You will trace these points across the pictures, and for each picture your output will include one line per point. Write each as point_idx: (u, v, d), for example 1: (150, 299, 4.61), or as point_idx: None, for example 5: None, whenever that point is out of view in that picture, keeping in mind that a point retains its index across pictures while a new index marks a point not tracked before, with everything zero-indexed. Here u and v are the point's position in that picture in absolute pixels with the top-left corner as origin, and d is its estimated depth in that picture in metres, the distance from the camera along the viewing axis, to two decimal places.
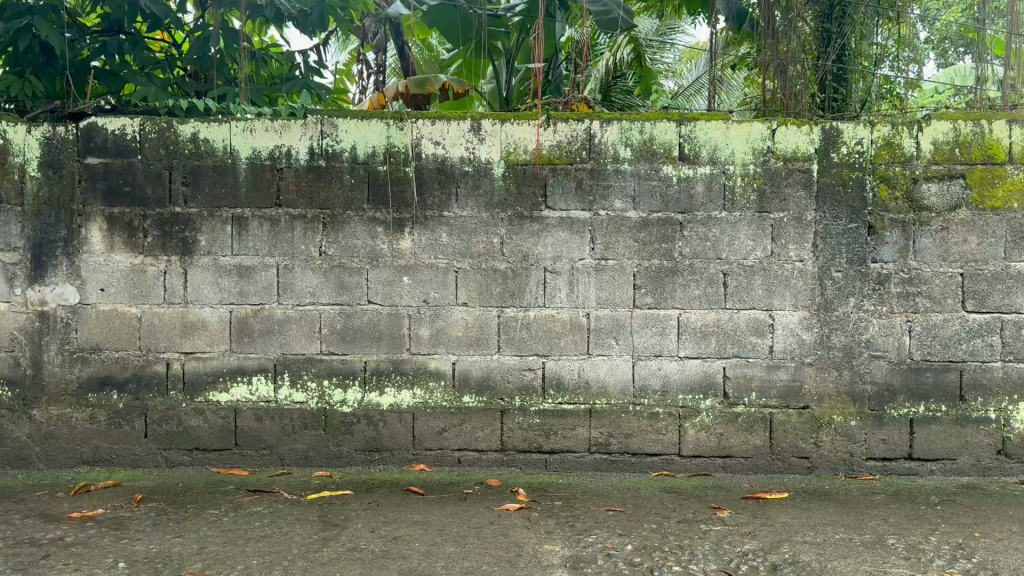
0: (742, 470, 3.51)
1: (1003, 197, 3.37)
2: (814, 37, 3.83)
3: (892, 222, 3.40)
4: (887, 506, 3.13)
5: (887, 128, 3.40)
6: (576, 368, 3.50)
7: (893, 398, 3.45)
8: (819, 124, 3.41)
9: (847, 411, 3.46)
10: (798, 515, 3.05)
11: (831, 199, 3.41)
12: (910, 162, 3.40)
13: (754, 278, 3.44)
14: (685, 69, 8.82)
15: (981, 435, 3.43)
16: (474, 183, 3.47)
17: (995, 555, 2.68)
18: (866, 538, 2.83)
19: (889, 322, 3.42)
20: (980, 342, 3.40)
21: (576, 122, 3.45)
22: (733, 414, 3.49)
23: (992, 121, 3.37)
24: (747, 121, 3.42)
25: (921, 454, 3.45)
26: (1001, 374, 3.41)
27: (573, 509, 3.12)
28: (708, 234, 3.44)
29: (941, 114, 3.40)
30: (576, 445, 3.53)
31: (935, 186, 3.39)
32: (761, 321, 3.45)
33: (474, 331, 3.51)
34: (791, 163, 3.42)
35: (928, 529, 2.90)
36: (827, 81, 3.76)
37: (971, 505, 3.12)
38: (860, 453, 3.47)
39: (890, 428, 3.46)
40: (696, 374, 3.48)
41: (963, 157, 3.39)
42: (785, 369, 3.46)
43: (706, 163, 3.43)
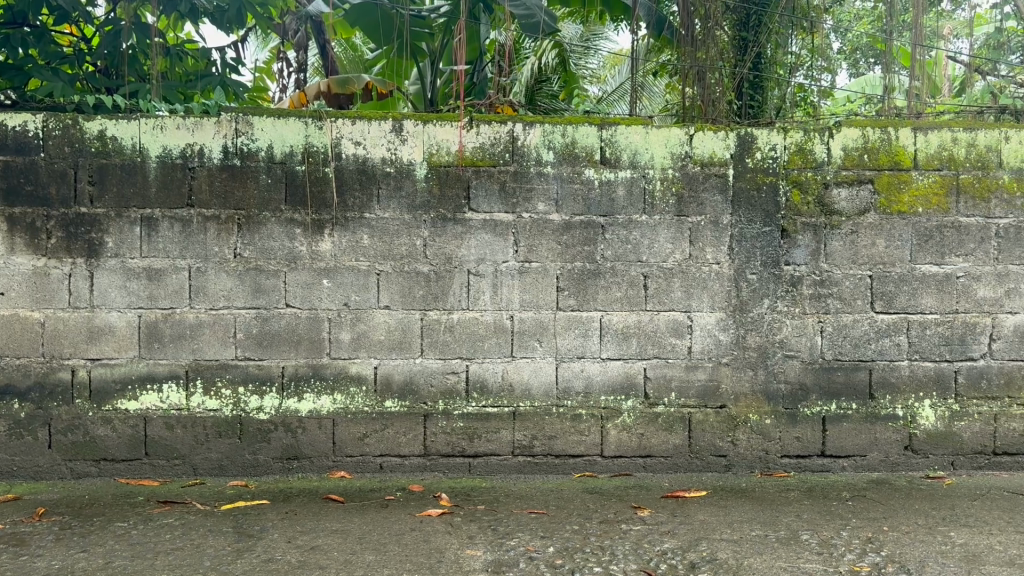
0: (663, 469, 3.55)
1: (909, 201, 3.48)
2: (732, 45, 3.96)
3: (805, 225, 3.49)
4: (801, 502, 3.21)
5: (799, 134, 3.48)
6: (500, 370, 3.48)
7: (805, 396, 3.53)
8: (734, 131, 3.48)
9: (762, 409, 3.54)
10: (716, 513, 3.10)
11: (746, 203, 3.48)
12: (821, 167, 3.50)
13: (673, 280, 3.48)
14: (610, 76, 8.74)
15: (890, 432, 3.54)
16: (396, 184, 3.41)
17: (902, 548, 2.76)
18: (781, 534, 2.90)
19: (802, 322, 3.50)
20: (887, 342, 3.51)
21: (499, 124, 3.43)
22: (654, 414, 3.52)
23: (898, 129, 3.48)
24: (666, 126, 3.46)
25: (833, 451, 3.55)
26: (907, 373, 3.52)
27: (496, 514, 3.09)
28: (630, 237, 3.46)
29: (851, 121, 3.50)
30: (499, 448, 3.51)
31: (845, 191, 3.49)
32: (679, 322, 3.50)
33: (397, 334, 3.45)
34: (708, 168, 3.48)
35: (840, 524, 2.98)
36: (743, 88, 3.91)
37: (880, 500, 3.23)
38: (775, 450, 3.55)
39: (805, 426, 3.54)
40: (618, 375, 3.50)
41: (871, 162, 3.49)
42: (703, 369, 3.52)
43: (627, 167, 3.46)
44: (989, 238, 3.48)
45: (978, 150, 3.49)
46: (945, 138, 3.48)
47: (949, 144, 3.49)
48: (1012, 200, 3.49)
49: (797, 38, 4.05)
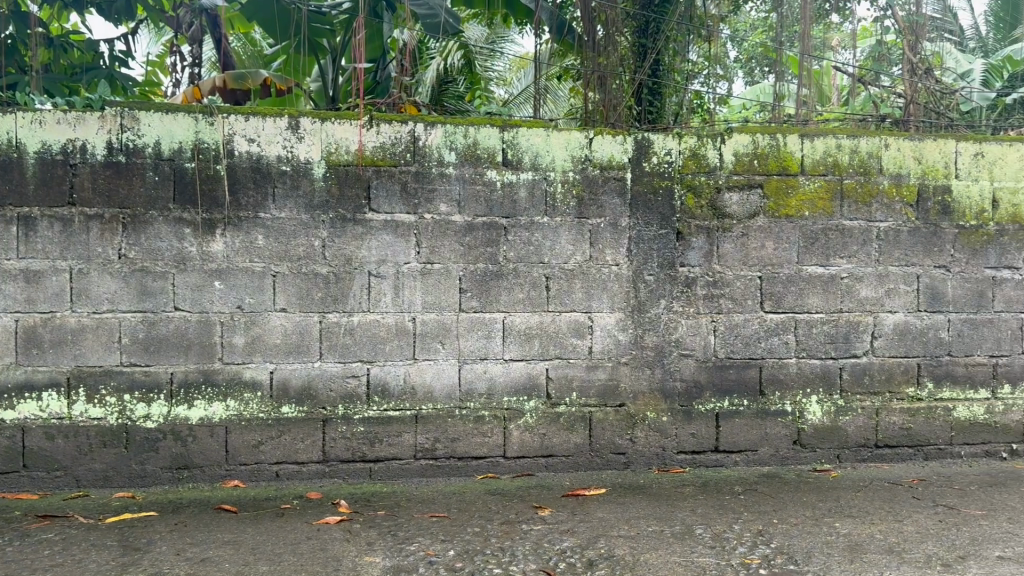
0: (564, 469, 3.58)
1: (796, 205, 3.62)
2: (632, 51, 4.07)
3: (699, 228, 3.59)
4: (696, 497, 3.29)
5: (693, 140, 3.58)
6: (402, 373, 3.44)
7: (700, 394, 3.63)
8: (632, 135, 3.54)
9: (660, 407, 3.61)
10: (614, 510, 3.15)
11: (644, 206, 3.56)
12: (714, 172, 3.60)
13: (574, 281, 3.53)
14: (516, 78, 8.81)
15: (780, 427, 3.66)
16: (292, 183, 3.33)
17: (790, 540, 2.87)
18: (676, 529, 2.97)
19: (696, 322, 3.60)
20: (776, 340, 3.64)
21: (399, 124, 3.40)
22: (556, 414, 3.55)
23: (786, 136, 3.61)
24: (566, 130, 3.50)
25: (726, 446, 3.65)
26: (795, 370, 3.65)
27: (396, 518, 3.05)
28: (532, 239, 3.49)
29: (742, 127, 3.61)
30: (401, 452, 3.46)
31: (736, 195, 3.60)
32: (581, 323, 3.54)
33: (294, 337, 3.37)
34: (607, 172, 3.54)
35: (733, 518, 3.07)
36: (643, 94, 3.96)
37: (770, 493, 3.34)
38: (671, 447, 3.63)
39: (700, 423, 3.64)
40: (520, 376, 3.52)
41: (761, 167, 3.61)
42: (603, 369, 3.57)
43: (529, 169, 3.48)
44: (871, 241, 3.64)
45: (860, 157, 3.64)
46: (830, 144, 3.62)
47: (834, 150, 3.63)
48: (893, 205, 3.65)
49: (697, 46, 4.27)
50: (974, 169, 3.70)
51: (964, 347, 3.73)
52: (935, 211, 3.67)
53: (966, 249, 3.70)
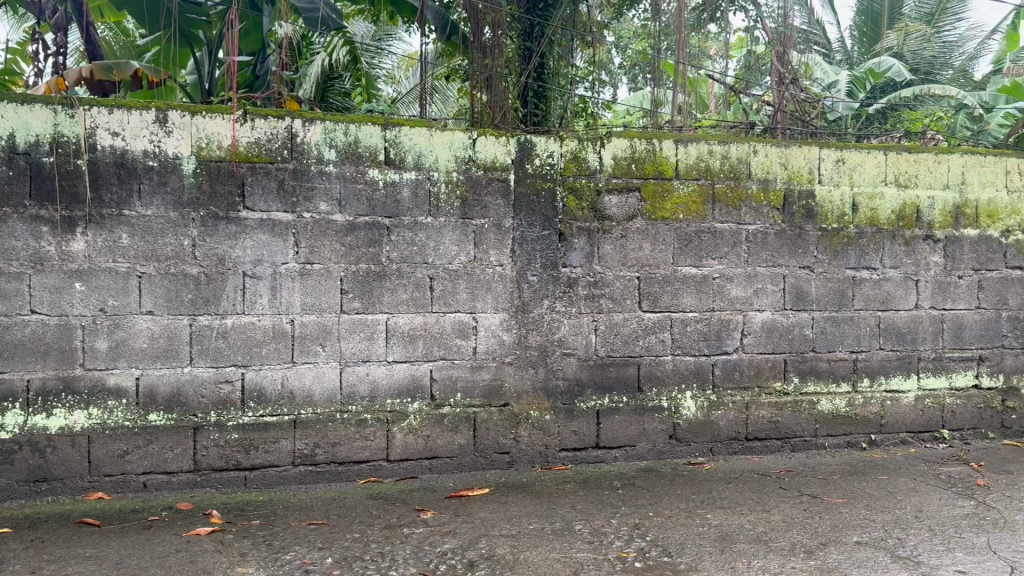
0: (448, 470, 3.56)
1: (671, 208, 3.73)
2: (517, 54, 4.11)
3: (580, 229, 3.64)
4: (576, 493, 3.34)
5: (574, 143, 3.63)
6: (279, 377, 3.35)
7: (581, 392, 3.68)
8: (515, 137, 3.57)
9: (543, 406, 3.65)
10: (496, 509, 3.15)
11: (526, 207, 3.59)
12: (594, 175, 3.66)
13: (458, 282, 3.52)
14: (405, 77, 8.75)
15: (657, 422, 3.77)
16: (160, 179, 3.19)
17: (665, 532, 2.94)
18: (556, 526, 3.00)
19: (578, 321, 3.66)
20: (654, 339, 3.74)
21: (276, 119, 3.30)
22: (439, 416, 3.53)
23: (662, 141, 3.72)
24: (449, 130, 3.50)
25: (606, 442, 3.72)
26: (672, 367, 3.77)
27: (271, 527, 2.97)
28: (415, 239, 3.46)
29: (621, 132, 3.69)
30: (278, 459, 3.36)
31: (616, 197, 3.68)
32: (465, 323, 3.54)
33: (162, 341, 3.23)
34: (491, 173, 3.55)
35: (611, 512, 3.13)
36: (528, 97, 4.05)
37: (648, 487, 3.43)
38: (554, 445, 3.67)
39: (581, 420, 3.69)
40: (403, 378, 3.48)
41: (638, 171, 3.70)
42: (487, 369, 3.58)
43: (412, 169, 3.45)
44: (740, 243, 3.80)
45: (731, 162, 3.79)
46: (702, 150, 3.76)
47: (706, 156, 3.76)
48: (760, 209, 3.82)
49: (583, 51, 4.44)
50: (835, 175, 3.90)
51: (826, 343, 3.93)
52: (799, 215, 3.87)
53: (828, 250, 3.91)
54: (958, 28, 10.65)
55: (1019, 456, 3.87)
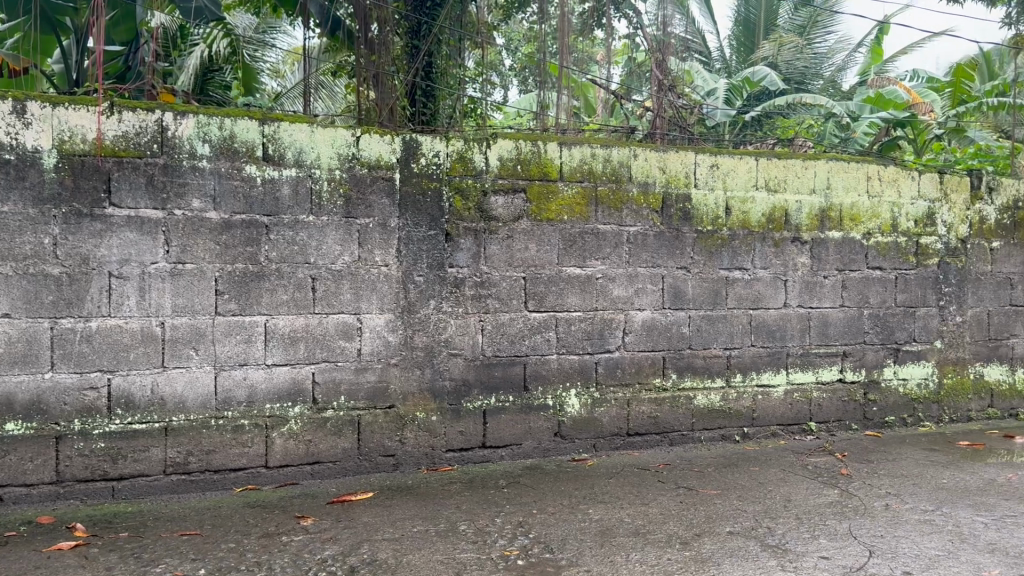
0: (331, 474, 3.49)
1: (556, 209, 3.78)
2: (405, 52, 4.07)
3: (466, 230, 3.64)
4: (462, 493, 3.33)
5: (460, 143, 3.63)
6: (149, 383, 3.20)
7: (468, 392, 3.68)
8: (400, 136, 3.54)
9: (429, 407, 3.63)
10: (379, 513, 3.10)
11: (412, 207, 3.56)
12: (480, 175, 3.67)
13: (342, 282, 3.46)
14: (290, 72, 8.55)
15: (542, 420, 3.81)
16: (18, 174, 3.00)
17: (548, 529, 2.96)
18: (440, 527, 2.97)
19: (464, 321, 3.66)
20: (539, 338, 3.78)
21: (146, 112, 3.16)
22: (322, 419, 3.46)
23: (547, 143, 3.76)
24: (331, 127, 3.44)
25: (492, 442, 3.74)
26: (557, 366, 3.82)
27: (141, 540, 2.83)
28: (296, 238, 3.38)
29: (506, 133, 3.72)
30: (149, 468, 3.21)
31: (502, 198, 3.70)
32: (348, 324, 3.48)
33: (20, 346, 3.03)
34: (375, 171, 3.51)
35: (496, 511, 3.13)
36: (417, 96, 4.01)
37: (532, 485, 3.45)
38: (440, 446, 3.65)
39: (467, 420, 3.69)
40: (283, 382, 3.39)
41: (524, 173, 3.74)
42: (372, 371, 3.53)
43: (292, 166, 3.37)
44: (622, 243, 3.90)
45: (612, 165, 3.88)
46: (586, 153, 3.83)
47: (589, 159, 3.84)
48: (640, 211, 3.92)
49: (472, 52, 4.42)
50: (711, 179, 4.05)
51: (703, 341, 4.08)
52: (676, 217, 3.99)
53: (704, 252, 4.05)
54: (828, 42, 11.21)
55: (878, 446, 4.11)
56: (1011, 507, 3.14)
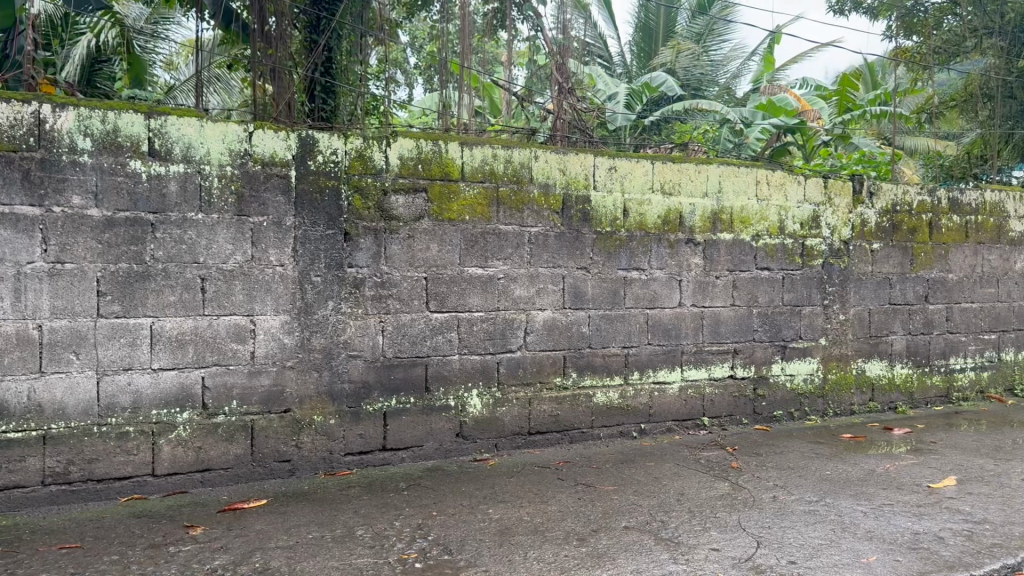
0: (223, 481, 3.38)
1: (457, 209, 3.77)
2: (303, 46, 3.98)
3: (366, 229, 3.59)
4: (360, 497, 3.28)
5: (358, 141, 3.58)
6: (25, 389, 3.04)
7: (368, 394, 3.63)
8: (295, 132, 3.47)
9: (327, 410, 3.56)
10: (273, 520, 3.03)
11: (309, 205, 3.49)
12: (380, 174, 3.63)
13: (234, 283, 3.36)
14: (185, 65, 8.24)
15: (443, 422, 3.79)
16: None
17: (446, 531, 2.94)
18: (337, 533, 2.91)
19: (364, 322, 3.61)
20: (441, 338, 3.77)
21: (21, 103, 2.99)
22: (213, 425, 3.35)
23: (448, 143, 3.75)
24: (223, 121, 3.34)
25: (392, 444, 3.70)
26: (459, 366, 3.82)
27: (14, 555, 2.68)
28: (184, 237, 3.26)
29: (406, 132, 3.69)
30: (25, 479, 3.04)
31: (402, 197, 3.67)
32: (241, 326, 3.39)
33: None
34: (269, 168, 3.42)
35: (394, 514, 3.10)
36: (315, 91, 3.92)
37: (432, 486, 3.44)
38: (338, 449, 3.59)
39: (367, 423, 3.64)
40: (171, 386, 3.27)
41: (425, 172, 3.72)
42: (266, 374, 3.44)
43: (180, 161, 3.26)
44: (524, 244, 3.93)
45: (513, 166, 3.90)
46: (487, 153, 3.84)
47: (490, 159, 3.85)
48: (541, 212, 3.96)
49: (375, 49, 4.29)
50: (609, 181, 4.13)
51: (601, 340, 4.15)
52: (576, 218, 4.05)
53: (603, 252, 4.13)
54: (723, 50, 11.75)
55: (767, 439, 4.28)
56: (888, 496, 3.31)
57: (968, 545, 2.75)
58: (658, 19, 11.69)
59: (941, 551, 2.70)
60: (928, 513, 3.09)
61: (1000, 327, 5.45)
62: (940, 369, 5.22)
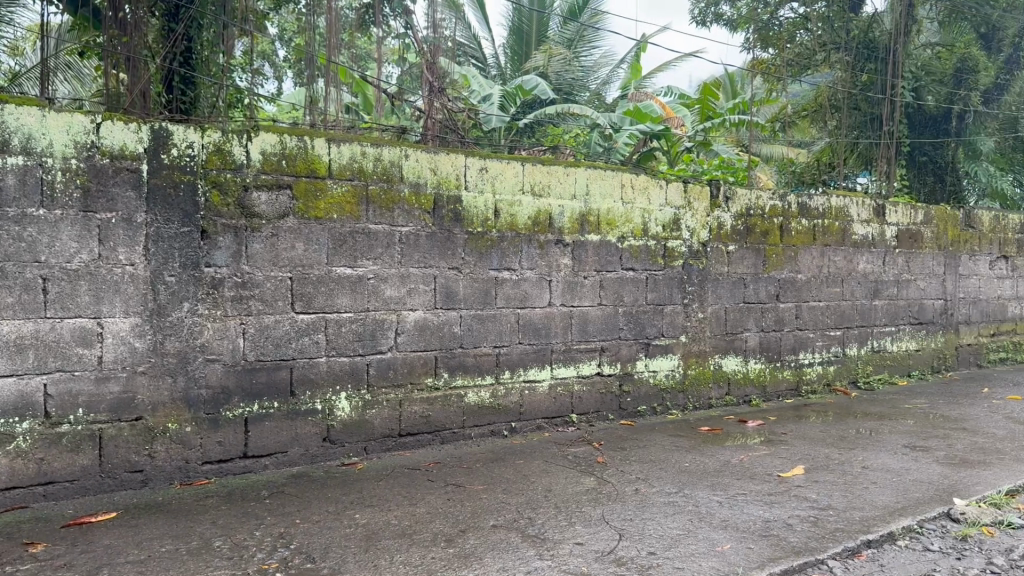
0: (68, 495, 3.18)
1: (324, 207, 3.70)
2: (160, 35, 3.81)
3: (225, 227, 3.46)
4: (218, 507, 3.16)
5: (217, 134, 3.45)
6: None
7: (227, 399, 3.50)
8: (147, 124, 3.31)
9: (183, 417, 3.40)
10: (123, 535, 2.87)
11: (162, 201, 3.32)
12: (240, 170, 3.51)
13: (79, 283, 3.17)
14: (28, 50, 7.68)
15: (308, 426, 3.71)
16: None
17: (310, 538, 2.87)
18: (192, 545, 2.79)
19: (223, 325, 3.47)
20: (307, 340, 3.68)
21: None
22: (56, 435, 3.15)
23: (313, 139, 3.67)
24: (67, 111, 3.15)
25: (254, 451, 3.58)
26: (325, 369, 3.74)
27: None
28: (23, 234, 3.05)
29: (268, 126, 3.58)
30: None
31: (264, 194, 3.56)
32: (88, 330, 3.19)
33: None
34: (119, 162, 3.24)
35: (255, 524, 3.00)
36: (174, 83, 3.80)
37: (296, 493, 3.35)
38: (195, 458, 3.44)
39: (227, 430, 3.51)
40: (9, 395, 3.05)
41: (289, 168, 3.62)
42: (116, 380, 3.26)
43: (18, 152, 3.05)
44: (394, 244, 3.89)
45: (383, 165, 3.85)
46: (354, 150, 3.78)
47: (358, 157, 3.79)
48: (412, 211, 3.93)
49: (238, 40, 4.21)
50: (480, 182, 4.14)
51: (472, 340, 4.17)
52: (447, 218, 4.05)
53: (474, 252, 4.14)
54: (592, 56, 12.05)
55: (631, 434, 4.41)
56: (742, 485, 3.48)
57: (812, 530, 2.93)
58: (530, 24, 11.84)
59: (789, 537, 2.86)
60: (777, 501, 3.26)
61: (843, 324, 5.83)
62: (790, 364, 5.54)
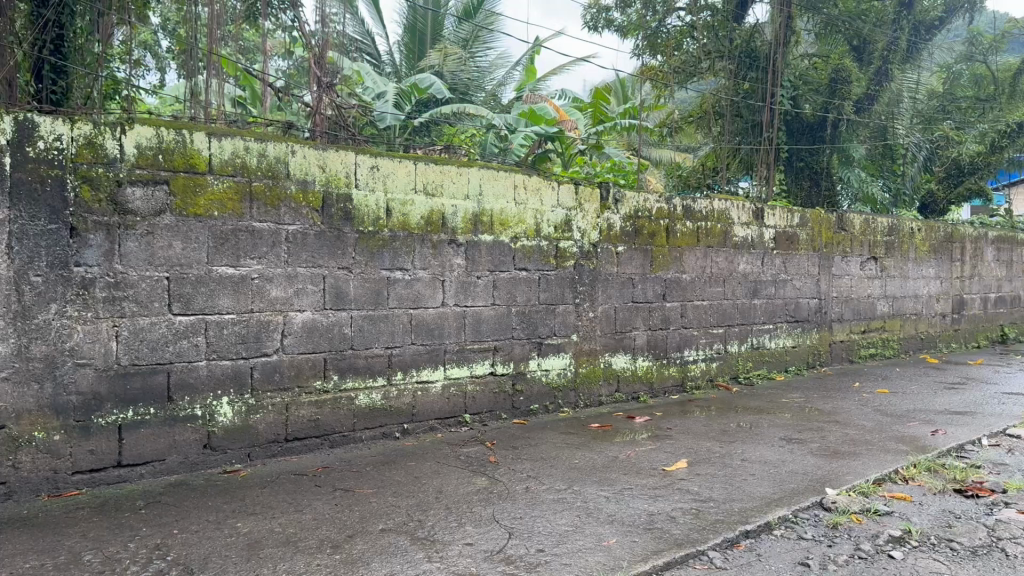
0: None
1: (204, 204, 3.57)
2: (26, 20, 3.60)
3: (97, 224, 3.30)
4: (89, 519, 3.00)
5: (88, 127, 3.28)
6: None
7: (99, 406, 3.33)
8: (10, 114, 3.12)
9: (50, 425, 3.22)
10: None
11: (26, 196, 3.14)
12: (113, 164, 3.34)
13: None
14: None
15: (188, 432, 3.57)
16: None
17: (188, 549, 2.77)
18: (59, 560, 2.64)
19: (95, 327, 3.30)
20: (186, 343, 3.54)
21: None
22: None
23: (193, 132, 3.53)
24: None
25: (129, 460, 3.42)
26: (205, 373, 3.60)
27: None
28: None
29: (145, 119, 3.42)
30: None
31: (140, 190, 3.41)
32: None
33: None
34: None
35: (129, 536, 2.87)
36: (43, 72, 3.59)
37: (175, 503, 3.22)
38: (64, 468, 3.26)
39: (99, 438, 3.34)
40: None
41: (166, 163, 3.48)
42: None
43: None
44: (279, 243, 3.80)
45: (267, 161, 3.76)
46: (237, 146, 3.66)
47: (241, 152, 3.68)
48: (299, 209, 3.85)
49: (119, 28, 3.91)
50: (370, 180, 4.09)
51: (362, 341, 4.11)
52: (337, 217, 3.98)
53: (365, 252, 4.09)
54: (488, 56, 12.08)
55: (523, 433, 4.45)
56: (629, 480, 3.56)
57: (695, 522, 3.03)
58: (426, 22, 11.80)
59: (672, 529, 2.95)
60: (662, 495, 3.36)
61: (725, 322, 6.06)
62: (676, 361, 5.71)
